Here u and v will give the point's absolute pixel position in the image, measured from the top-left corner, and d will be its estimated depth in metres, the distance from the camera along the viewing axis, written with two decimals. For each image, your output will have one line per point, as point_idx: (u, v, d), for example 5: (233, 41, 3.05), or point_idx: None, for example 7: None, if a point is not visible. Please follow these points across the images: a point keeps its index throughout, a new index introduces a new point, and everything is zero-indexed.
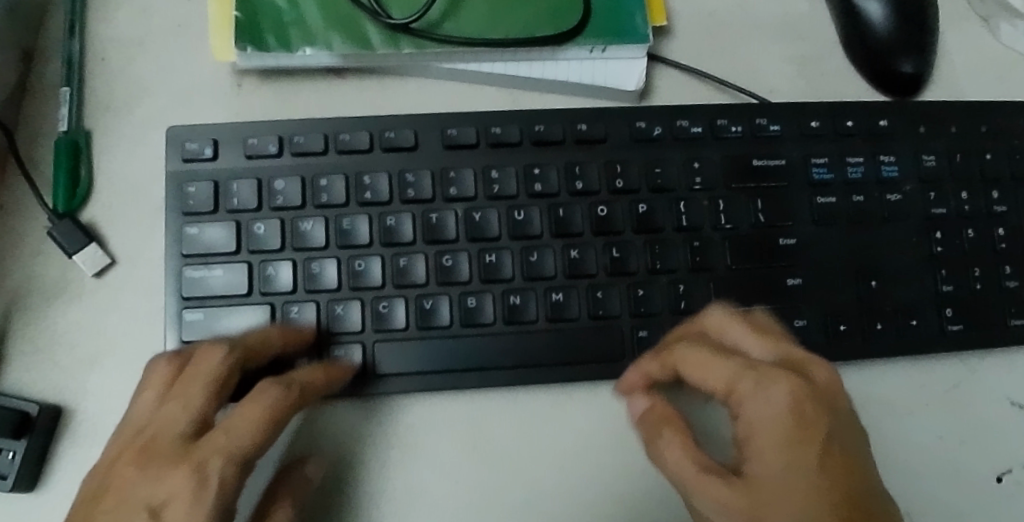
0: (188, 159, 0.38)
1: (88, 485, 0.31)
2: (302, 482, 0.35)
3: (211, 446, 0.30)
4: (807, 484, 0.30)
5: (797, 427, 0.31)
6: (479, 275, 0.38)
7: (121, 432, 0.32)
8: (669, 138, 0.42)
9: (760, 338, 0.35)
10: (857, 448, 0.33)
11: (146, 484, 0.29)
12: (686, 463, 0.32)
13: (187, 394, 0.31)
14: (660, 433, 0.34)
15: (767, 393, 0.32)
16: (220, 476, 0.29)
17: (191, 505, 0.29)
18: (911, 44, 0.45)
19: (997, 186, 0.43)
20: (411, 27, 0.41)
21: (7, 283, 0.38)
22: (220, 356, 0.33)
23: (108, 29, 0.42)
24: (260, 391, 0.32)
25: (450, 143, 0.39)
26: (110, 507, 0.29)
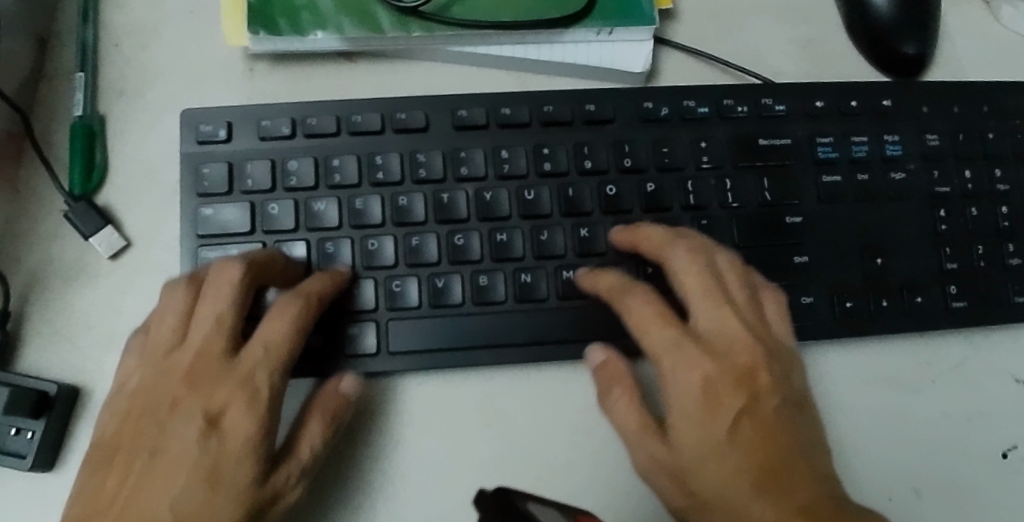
0: (203, 141, 0.39)
1: (122, 403, 0.34)
2: (336, 399, 0.35)
3: (256, 360, 0.33)
4: (723, 452, 0.34)
5: (713, 404, 0.35)
6: (491, 254, 0.39)
7: (149, 353, 0.34)
8: (676, 118, 0.42)
9: (706, 299, 0.37)
10: (791, 396, 0.36)
11: (199, 398, 0.33)
12: (629, 423, 0.36)
13: (217, 314, 0.34)
14: (609, 390, 0.37)
15: (683, 370, 0.35)
16: (270, 385, 0.33)
17: (247, 411, 0.32)
18: (913, 25, 0.45)
19: (998, 165, 0.44)
20: (421, 10, 0.41)
21: (23, 266, 0.38)
22: (235, 273, 0.34)
23: (120, 15, 0.43)
24: (282, 306, 0.35)
25: (460, 124, 0.40)
26: (164, 419, 0.33)
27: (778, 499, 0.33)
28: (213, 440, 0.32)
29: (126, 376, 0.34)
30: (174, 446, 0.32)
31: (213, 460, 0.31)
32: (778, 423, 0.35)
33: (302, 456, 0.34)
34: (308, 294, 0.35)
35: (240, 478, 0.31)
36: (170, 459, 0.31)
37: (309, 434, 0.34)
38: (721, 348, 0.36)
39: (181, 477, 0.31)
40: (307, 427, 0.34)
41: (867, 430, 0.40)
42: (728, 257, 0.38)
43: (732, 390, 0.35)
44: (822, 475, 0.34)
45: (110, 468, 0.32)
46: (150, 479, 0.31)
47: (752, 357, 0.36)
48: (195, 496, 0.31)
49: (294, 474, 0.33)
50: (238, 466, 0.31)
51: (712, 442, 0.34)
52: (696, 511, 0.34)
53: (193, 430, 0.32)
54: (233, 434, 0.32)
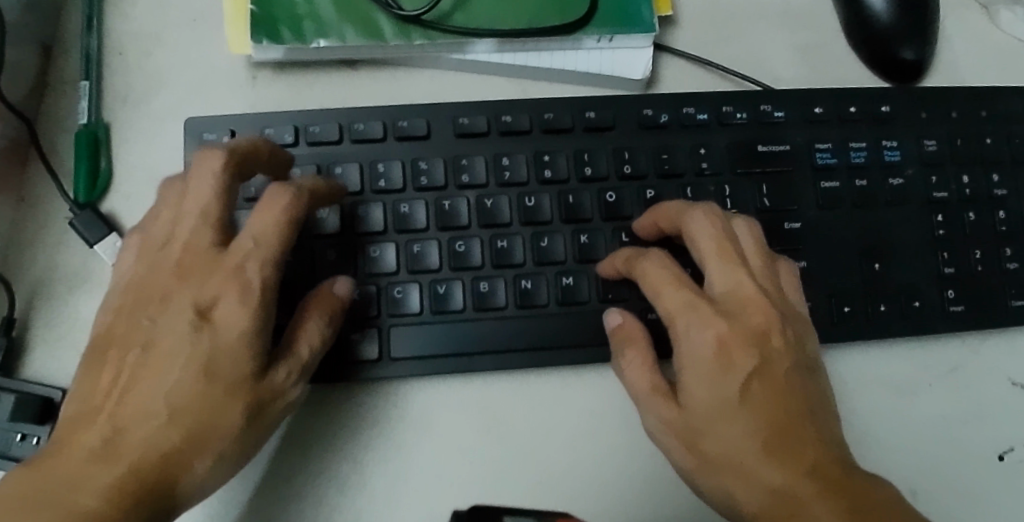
0: (206, 149, 0.39)
1: (116, 301, 0.34)
2: (330, 299, 0.35)
3: (245, 252, 0.33)
4: (733, 411, 0.33)
5: (728, 363, 0.34)
6: (491, 260, 0.39)
7: (140, 252, 0.34)
8: (675, 125, 0.42)
9: (722, 260, 0.36)
10: (802, 359, 0.36)
11: (189, 290, 0.33)
12: (642, 385, 0.36)
13: (204, 209, 0.34)
14: (622, 353, 0.37)
15: (698, 328, 0.34)
16: (260, 277, 0.32)
17: (238, 304, 0.32)
18: (912, 31, 0.46)
19: (997, 170, 0.44)
20: (422, 19, 0.42)
21: (28, 274, 0.38)
22: (218, 163, 0.34)
23: (124, 24, 0.43)
24: (269, 196, 0.34)
25: (461, 131, 0.40)
26: (155, 312, 0.33)
27: (788, 464, 0.32)
28: (204, 331, 0.32)
29: (118, 279, 0.34)
30: (165, 339, 0.32)
31: (206, 353, 0.31)
32: (790, 388, 0.35)
33: (303, 356, 0.34)
34: (295, 186, 0.34)
35: (235, 376, 0.32)
36: (162, 351, 0.32)
37: (308, 333, 0.35)
38: (737, 309, 0.36)
39: (173, 370, 0.31)
40: (304, 327, 0.35)
41: (866, 432, 0.41)
42: (744, 220, 0.38)
43: (748, 350, 0.34)
44: (832, 440, 0.34)
45: (101, 364, 0.32)
46: (144, 372, 0.31)
47: (767, 317, 0.35)
48: (192, 389, 0.31)
49: (293, 371, 0.34)
50: (233, 361, 0.32)
51: (722, 401, 0.33)
52: (707, 474, 0.34)
53: (184, 323, 0.32)
54: (224, 325, 0.32)
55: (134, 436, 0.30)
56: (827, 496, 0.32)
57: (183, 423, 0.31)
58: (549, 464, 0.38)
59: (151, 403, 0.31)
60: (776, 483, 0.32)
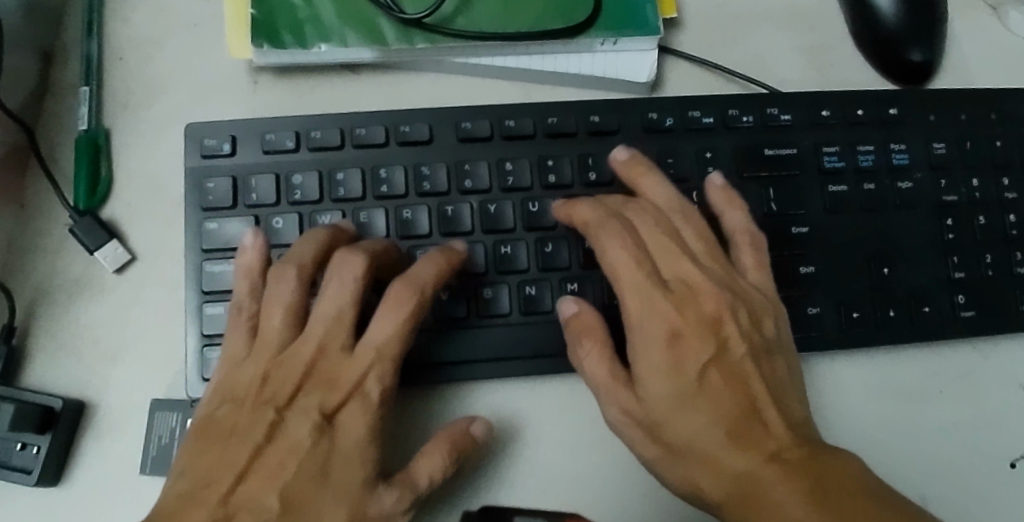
0: (207, 155, 0.39)
1: (236, 390, 0.34)
2: (462, 435, 0.35)
3: (368, 364, 0.34)
4: (693, 401, 0.33)
5: (679, 355, 0.34)
6: (495, 267, 0.38)
7: (258, 346, 0.35)
8: (681, 129, 0.42)
9: (665, 255, 0.37)
10: (760, 343, 0.36)
11: (314, 394, 0.34)
12: (600, 372, 0.35)
13: (334, 311, 0.34)
14: (579, 342, 0.36)
15: (651, 316, 0.35)
16: (381, 389, 0.34)
17: (362, 412, 0.33)
18: (920, 33, 0.45)
19: (1007, 174, 0.43)
20: (424, 22, 0.41)
21: (28, 280, 0.38)
22: (360, 266, 0.34)
23: (125, 28, 0.43)
24: (396, 296, 0.34)
25: (464, 136, 0.40)
26: (281, 409, 0.34)
27: (750, 449, 0.32)
28: (325, 435, 0.33)
29: (234, 368, 0.35)
30: (287, 437, 0.33)
31: (324, 458, 0.33)
32: (747, 375, 0.35)
33: (418, 484, 0.33)
34: (423, 287, 0.35)
35: (348, 476, 0.33)
36: (281, 447, 0.33)
37: (428, 465, 0.34)
38: (688, 297, 0.36)
39: (294, 468, 0.32)
40: (427, 458, 0.34)
41: (875, 441, 0.40)
42: (717, 181, 0.40)
43: (699, 339, 0.35)
44: (792, 421, 0.34)
45: (223, 448, 0.33)
46: (261, 465, 0.32)
47: (718, 304, 0.36)
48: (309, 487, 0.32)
49: (405, 497, 0.33)
50: (347, 465, 0.33)
51: (682, 392, 0.34)
52: (670, 464, 0.33)
53: (308, 426, 0.33)
54: (345, 432, 0.33)
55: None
56: (789, 476, 0.31)
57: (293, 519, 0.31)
58: (541, 468, 0.38)
59: (264, 497, 0.32)
60: (738, 470, 0.32)
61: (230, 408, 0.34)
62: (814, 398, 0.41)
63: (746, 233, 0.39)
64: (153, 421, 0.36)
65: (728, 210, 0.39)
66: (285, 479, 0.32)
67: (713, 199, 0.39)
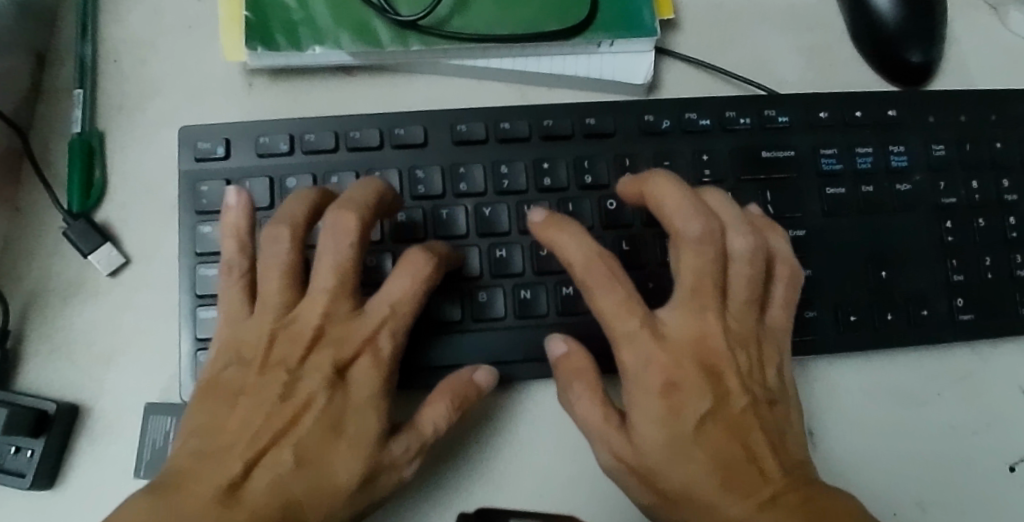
0: (201, 158, 0.38)
1: (244, 350, 0.34)
2: (466, 383, 0.35)
3: (382, 319, 0.34)
4: (688, 451, 0.33)
5: (676, 405, 0.33)
6: (490, 270, 0.38)
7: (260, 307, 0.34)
8: (678, 131, 0.42)
9: (686, 297, 0.35)
10: (759, 392, 0.35)
11: (327, 351, 0.33)
12: (595, 420, 0.34)
13: (335, 279, 0.33)
14: (570, 385, 0.35)
15: (645, 368, 0.33)
16: (392, 347, 0.34)
17: (373, 367, 0.33)
18: (919, 34, 0.45)
19: (1007, 176, 0.43)
20: (419, 24, 0.41)
21: (23, 284, 0.38)
22: (354, 226, 0.33)
23: (119, 30, 0.43)
24: (412, 259, 0.34)
25: (460, 138, 0.40)
26: (294, 368, 0.33)
27: (743, 495, 0.32)
28: (338, 390, 0.33)
29: (239, 330, 0.34)
30: (304, 392, 0.33)
31: (339, 414, 0.33)
32: (745, 423, 0.34)
33: (426, 430, 0.34)
34: (437, 253, 0.35)
35: (364, 433, 0.33)
36: (297, 403, 0.33)
37: (433, 411, 0.34)
38: (688, 346, 0.34)
39: (310, 422, 0.32)
40: (432, 407, 0.35)
41: (872, 444, 0.40)
42: (755, 210, 0.39)
43: (699, 391, 0.33)
44: (787, 463, 0.34)
45: (230, 409, 0.32)
46: (277, 423, 0.32)
47: (721, 351, 0.34)
48: (324, 446, 0.32)
49: (412, 446, 0.34)
50: (361, 419, 0.33)
51: (675, 439, 0.33)
52: (665, 506, 0.33)
53: (320, 382, 0.33)
54: (359, 387, 0.33)
55: (259, 478, 0.31)
56: None
57: (306, 476, 0.31)
58: (535, 471, 0.37)
59: (282, 452, 0.31)
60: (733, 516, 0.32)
61: (236, 372, 0.34)
62: (810, 400, 0.40)
63: (787, 264, 0.38)
64: (147, 424, 0.36)
65: (773, 236, 0.38)
66: (299, 435, 0.32)
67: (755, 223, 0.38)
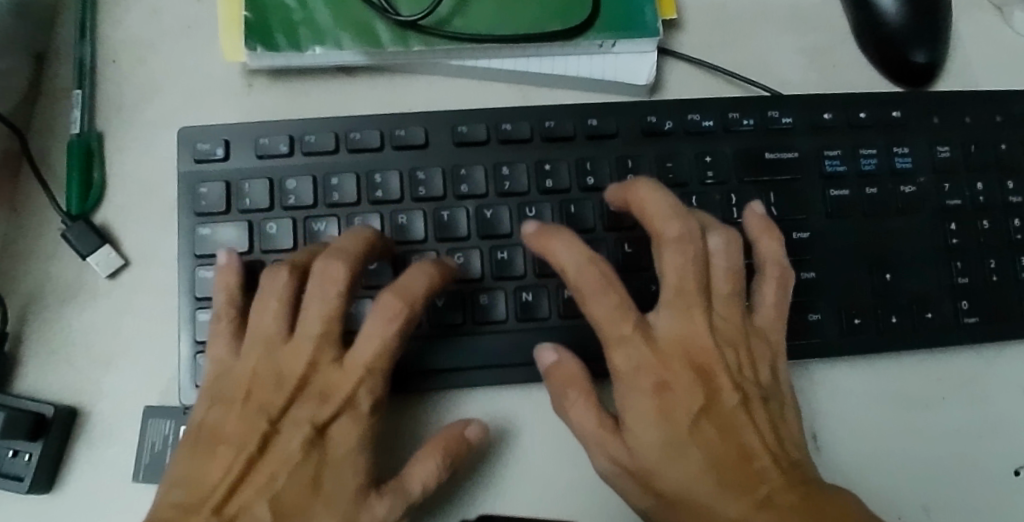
0: (200, 159, 0.38)
1: (227, 390, 0.34)
2: (455, 436, 0.34)
3: (361, 373, 0.33)
4: (683, 452, 0.33)
5: (668, 406, 0.33)
6: (492, 272, 0.38)
7: (249, 343, 0.34)
8: (681, 132, 0.41)
9: (674, 298, 0.35)
10: (753, 391, 0.35)
11: (307, 405, 0.33)
12: (589, 424, 0.34)
13: (319, 328, 0.33)
14: (564, 395, 0.35)
15: (637, 369, 0.34)
16: (372, 402, 0.33)
17: (352, 424, 0.33)
18: (923, 33, 0.44)
19: (1012, 177, 0.43)
20: (419, 24, 0.41)
21: (21, 285, 0.38)
22: (340, 276, 0.33)
23: (118, 31, 0.42)
24: (389, 308, 0.33)
25: (461, 140, 0.39)
26: (275, 419, 0.33)
27: (742, 495, 0.32)
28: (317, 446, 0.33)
29: (224, 368, 0.34)
30: (282, 447, 0.33)
31: (316, 471, 0.32)
32: (738, 422, 0.34)
33: (411, 491, 0.33)
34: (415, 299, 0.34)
35: (341, 490, 0.32)
36: (277, 457, 0.32)
37: (422, 469, 0.33)
38: (679, 347, 0.34)
39: (284, 478, 0.32)
40: (419, 464, 0.33)
41: (875, 449, 0.40)
42: (758, 208, 0.39)
43: (690, 390, 0.34)
44: (787, 464, 0.34)
45: (212, 457, 0.32)
46: (257, 476, 0.32)
47: (711, 352, 0.34)
48: (301, 502, 0.32)
49: (397, 506, 0.32)
50: (339, 478, 0.32)
51: (669, 440, 0.33)
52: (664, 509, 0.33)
53: (300, 439, 0.33)
54: (338, 444, 0.33)
55: None
56: None
57: None
58: (538, 476, 0.37)
59: (258, 507, 0.31)
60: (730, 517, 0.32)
61: (220, 411, 0.33)
62: (813, 404, 0.40)
63: (776, 265, 0.37)
64: (146, 428, 0.36)
65: (765, 238, 0.38)
66: (276, 491, 0.32)
67: (751, 227, 0.38)
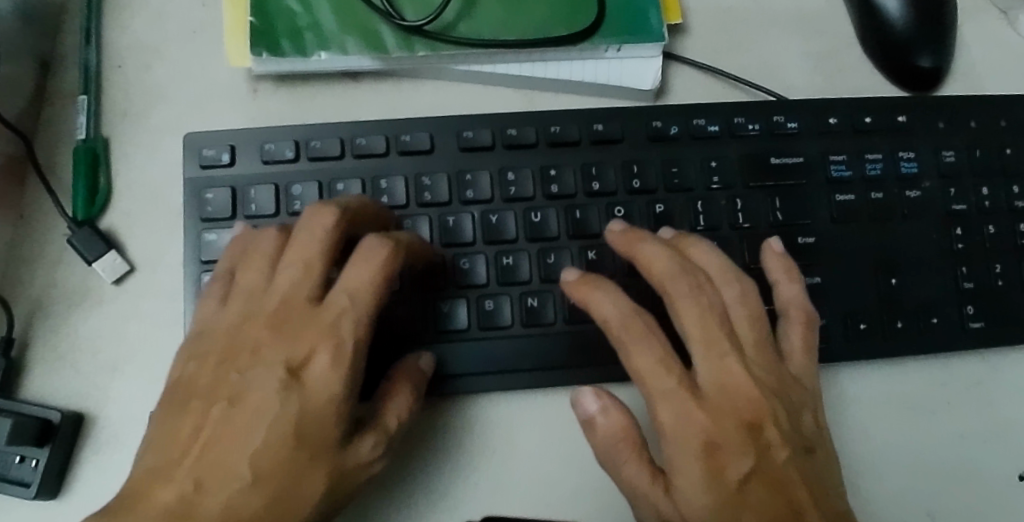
0: (206, 165, 0.38)
1: (203, 348, 0.33)
2: (414, 371, 0.35)
3: (340, 309, 0.31)
4: (733, 511, 0.32)
5: (718, 464, 0.32)
6: (497, 277, 0.38)
7: (232, 296, 0.34)
8: (687, 137, 0.41)
9: (708, 350, 0.34)
10: (799, 441, 0.34)
11: (280, 348, 0.31)
12: (639, 481, 0.33)
13: (298, 267, 0.33)
14: (615, 450, 0.34)
15: (685, 425, 0.32)
16: (355, 336, 0.31)
17: (331, 362, 0.31)
18: (928, 39, 0.44)
19: (1018, 182, 0.43)
20: (425, 29, 0.41)
21: (27, 292, 0.38)
22: (332, 214, 0.33)
23: (123, 35, 0.42)
24: (368, 246, 0.33)
25: (466, 145, 0.39)
26: (244, 366, 0.31)
27: None
28: (292, 388, 0.30)
29: (206, 331, 0.33)
30: (253, 394, 0.30)
31: (296, 413, 0.30)
32: (787, 476, 0.33)
33: (389, 427, 0.33)
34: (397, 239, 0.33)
35: (325, 438, 0.30)
36: (247, 407, 0.30)
37: (397, 406, 0.33)
38: (726, 402, 0.33)
39: (264, 428, 0.29)
40: (394, 400, 0.34)
41: (881, 455, 0.40)
42: (778, 246, 0.39)
43: (740, 447, 0.32)
44: (828, 512, 0.33)
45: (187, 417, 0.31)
46: (228, 429, 0.30)
47: (756, 407, 0.34)
48: (280, 448, 0.29)
49: (381, 443, 0.32)
50: (320, 420, 0.30)
51: (719, 500, 0.32)
52: None
53: (274, 381, 0.30)
54: (315, 384, 0.30)
55: (215, 495, 0.28)
56: None
57: (265, 488, 0.29)
58: (542, 481, 0.37)
59: (236, 464, 0.29)
60: None
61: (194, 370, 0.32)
62: None
63: (800, 308, 0.38)
64: None
65: (785, 282, 0.38)
66: (254, 442, 0.29)
67: (771, 267, 0.39)
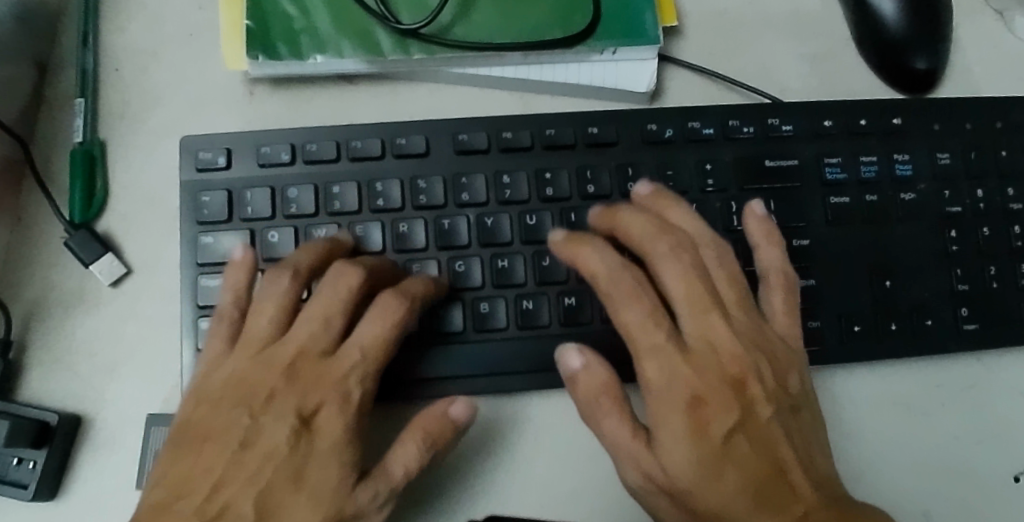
0: (202, 168, 0.38)
1: (209, 390, 0.33)
2: (438, 419, 0.34)
3: (352, 363, 0.33)
4: (715, 463, 0.32)
5: (701, 420, 0.33)
6: (492, 280, 0.38)
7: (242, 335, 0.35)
8: (682, 140, 0.41)
9: (692, 307, 0.35)
10: (784, 401, 0.35)
11: (291, 397, 0.33)
12: (620, 435, 0.33)
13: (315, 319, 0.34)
14: (595, 405, 0.34)
15: (669, 379, 0.33)
16: (361, 395, 0.33)
17: (339, 413, 0.33)
18: (923, 40, 0.44)
19: (1012, 184, 0.43)
20: (420, 32, 0.41)
21: (24, 294, 0.38)
22: (357, 272, 0.34)
23: (119, 39, 0.43)
24: (385, 305, 0.34)
25: (461, 148, 0.40)
26: (257, 412, 0.33)
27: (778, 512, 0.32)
28: (301, 439, 0.32)
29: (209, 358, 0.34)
30: (262, 441, 0.32)
31: (301, 465, 0.32)
32: (771, 435, 0.34)
33: (394, 476, 0.33)
34: (415, 297, 0.34)
35: (325, 480, 0.32)
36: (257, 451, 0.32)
37: (403, 455, 0.33)
38: (709, 356, 0.34)
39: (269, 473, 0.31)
40: (403, 447, 0.33)
41: (877, 457, 0.40)
42: (758, 208, 0.39)
43: (723, 404, 0.33)
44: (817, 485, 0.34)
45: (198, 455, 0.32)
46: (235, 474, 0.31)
47: (741, 364, 0.35)
48: (282, 495, 0.31)
49: (380, 493, 0.32)
50: (325, 471, 0.32)
51: (703, 452, 0.33)
52: None
53: (286, 432, 0.32)
54: (324, 436, 0.32)
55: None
56: None
57: None
58: (539, 483, 0.37)
59: (241, 505, 0.31)
60: None
61: (201, 407, 0.33)
62: None
63: (780, 272, 0.38)
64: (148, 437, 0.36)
65: (767, 246, 0.38)
66: (261, 486, 0.31)
67: (753, 232, 0.39)
